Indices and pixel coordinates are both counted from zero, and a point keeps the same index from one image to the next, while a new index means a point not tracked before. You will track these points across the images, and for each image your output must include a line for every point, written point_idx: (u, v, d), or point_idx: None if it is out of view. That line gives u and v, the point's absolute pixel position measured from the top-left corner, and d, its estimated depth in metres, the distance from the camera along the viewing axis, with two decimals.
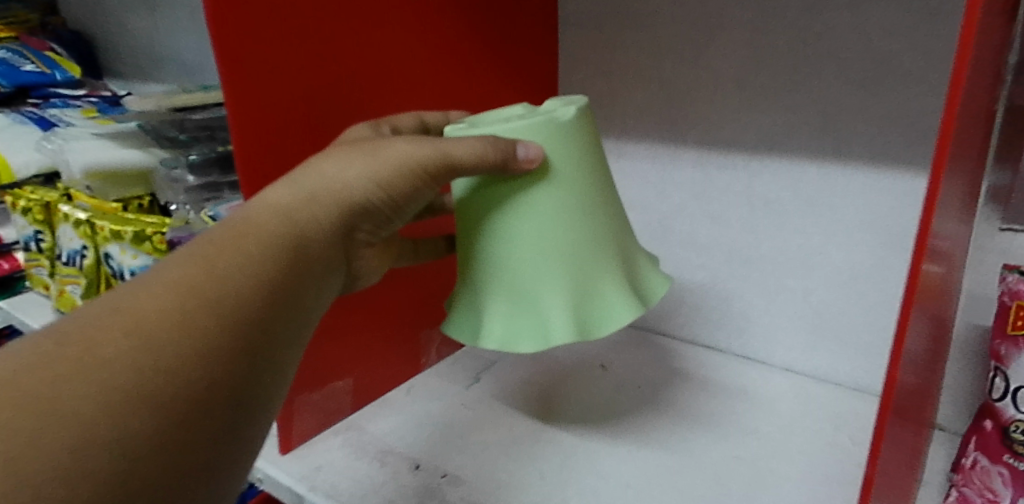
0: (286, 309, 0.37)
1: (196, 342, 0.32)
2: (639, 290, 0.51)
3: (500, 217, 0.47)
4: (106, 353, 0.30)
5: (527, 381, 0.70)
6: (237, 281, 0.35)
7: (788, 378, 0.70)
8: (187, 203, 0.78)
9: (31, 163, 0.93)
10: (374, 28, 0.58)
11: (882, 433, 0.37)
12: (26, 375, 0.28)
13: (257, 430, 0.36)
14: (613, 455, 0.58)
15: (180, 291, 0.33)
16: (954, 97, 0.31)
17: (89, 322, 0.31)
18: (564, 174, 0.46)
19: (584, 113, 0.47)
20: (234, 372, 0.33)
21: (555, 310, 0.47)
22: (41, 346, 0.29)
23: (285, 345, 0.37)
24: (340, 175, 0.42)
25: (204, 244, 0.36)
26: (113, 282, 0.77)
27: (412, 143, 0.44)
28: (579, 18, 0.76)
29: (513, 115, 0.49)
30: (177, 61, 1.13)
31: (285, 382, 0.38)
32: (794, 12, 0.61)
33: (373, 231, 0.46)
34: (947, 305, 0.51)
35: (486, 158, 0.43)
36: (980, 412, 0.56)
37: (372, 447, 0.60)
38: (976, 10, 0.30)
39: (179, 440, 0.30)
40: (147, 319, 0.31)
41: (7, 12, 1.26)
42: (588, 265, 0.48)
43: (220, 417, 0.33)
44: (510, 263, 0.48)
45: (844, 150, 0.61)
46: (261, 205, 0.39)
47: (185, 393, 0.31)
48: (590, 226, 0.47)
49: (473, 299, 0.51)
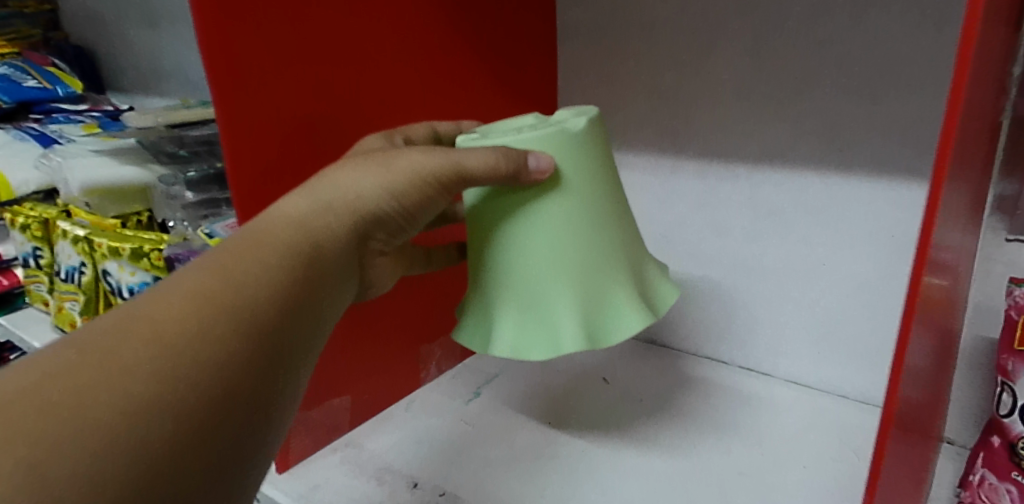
0: (301, 318, 0.37)
1: (212, 350, 0.31)
2: (649, 300, 0.51)
3: (510, 225, 0.47)
4: (125, 360, 0.29)
5: (529, 395, 0.69)
6: (254, 289, 0.34)
7: (792, 390, 0.69)
8: (185, 220, 0.78)
9: (30, 181, 0.92)
10: (372, 42, 0.57)
11: (881, 456, 0.36)
12: (41, 385, 0.27)
13: (272, 439, 0.35)
14: (614, 471, 0.57)
15: (197, 299, 0.32)
16: (953, 113, 0.30)
17: (107, 330, 0.30)
18: (574, 183, 0.45)
19: (595, 123, 0.46)
20: (250, 380, 0.33)
21: (565, 319, 0.47)
22: (62, 354, 0.29)
23: (300, 355, 0.37)
24: (355, 184, 0.42)
25: (221, 254, 0.35)
26: (112, 299, 0.77)
27: (425, 153, 0.44)
28: (578, 29, 0.75)
29: (524, 125, 0.48)
30: (178, 74, 1.13)
31: (299, 392, 0.37)
32: (795, 21, 0.60)
33: (387, 239, 0.46)
34: (953, 318, 0.50)
35: (499, 169, 0.42)
36: (988, 427, 0.55)
37: (371, 466, 0.60)
38: (975, 25, 0.29)
39: (198, 446, 0.30)
40: (164, 326, 0.31)
41: (11, 27, 1.28)
42: (599, 275, 0.47)
43: (237, 425, 0.32)
44: (520, 272, 0.47)
45: (848, 160, 0.61)
46: (276, 215, 0.39)
47: (204, 399, 0.30)
48: (600, 235, 0.46)
49: (482, 308, 0.50)
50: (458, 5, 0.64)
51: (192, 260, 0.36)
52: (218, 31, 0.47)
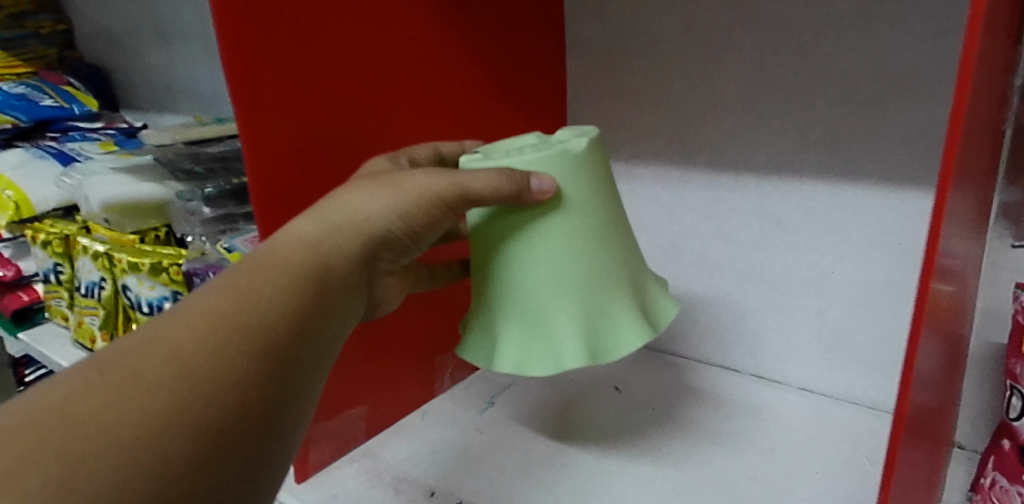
0: (311, 336, 0.38)
1: (229, 369, 0.32)
2: (650, 316, 0.52)
3: (514, 243, 0.48)
4: (147, 381, 0.30)
5: (542, 405, 0.70)
6: (266, 310, 0.35)
7: (804, 397, 0.69)
8: (204, 235, 0.80)
9: (50, 198, 0.96)
10: (385, 62, 0.59)
11: (893, 462, 0.36)
12: (67, 406, 0.28)
13: (287, 452, 0.36)
14: (628, 477, 0.58)
15: (213, 320, 0.33)
16: (955, 125, 0.31)
17: (128, 352, 0.31)
18: (577, 203, 0.46)
19: (595, 144, 0.47)
20: (263, 397, 0.34)
21: (568, 334, 0.48)
22: (87, 374, 0.30)
23: (312, 372, 0.38)
24: (363, 207, 0.43)
25: (235, 276, 0.36)
26: (131, 313, 0.79)
27: (431, 174, 0.45)
28: (588, 44, 0.77)
29: (526, 146, 0.50)
30: (192, 92, 1.14)
31: (310, 408, 0.38)
32: (800, 35, 0.61)
33: (394, 259, 0.47)
34: (961, 323, 0.51)
35: (502, 190, 0.43)
36: (999, 431, 0.55)
37: (388, 475, 0.61)
38: (977, 34, 0.30)
39: (216, 459, 0.31)
40: (182, 346, 0.32)
41: (27, 47, 1.31)
42: (599, 292, 0.48)
43: (253, 441, 0.33)
44: (523, 289, 0.48)
45: (854, 170, 0.62)
46: (287, 238, 0.40)
47: (221, 416, 0.31)
48: (602, 253, 0.47)
49: (486, 325, 0.51)
50: (469, 24, 0.66)
51: (205, 283, 0.37)
52: (240, 55, 0.48)
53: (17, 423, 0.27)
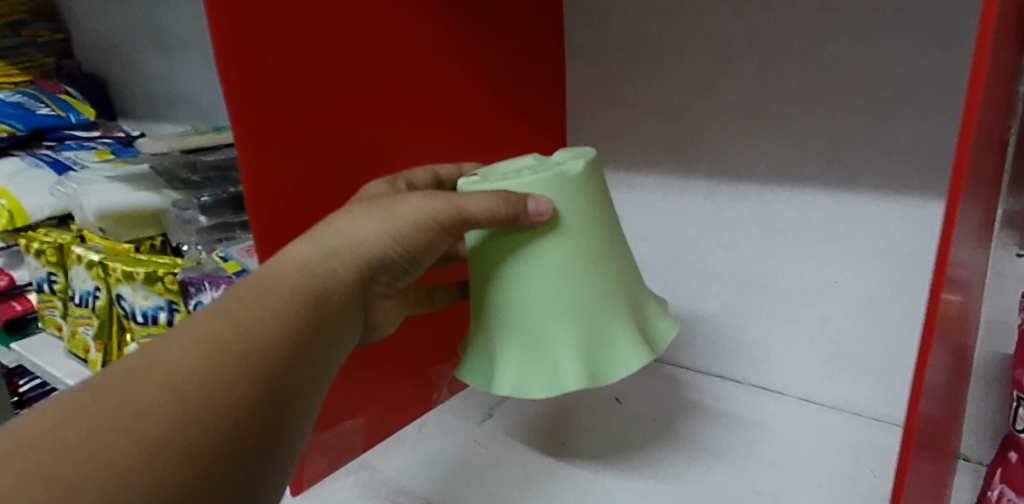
0: (305, 362, 0.37)
1: (223, 394, 0.32)
2: (649, 338, 0.51)
3: (511, 265, 0.47)
4: (140, 406, 0.29)
5: (541, 417, 0.69)
6: (262, 335, 0.35)
7: (804, 408, 0.69)
8: (199, 244, 0.80)
9: (45, 206, 0.94)
10: (385, 73, 0.58)
11: (903, 475, 0.35)
12: (59, 431, 0.27)
13: (277, 479, 0.35)
14: (627, 490, 0.57)
15: (209, 344, 0.33)
16: (967, 134, 0.31)
17: (120, 377, 0.30)
18: (575, 224, 0.45)
19: (593, 165, 0.47)
20: (256, 422, 0.33)
21: (566, 356, 0.47)
22: (77, 397, 0.29)
23: (305, 399, 0.37)
24: (359, 230, 0.42)
25: (231, 299, 0.36)
26: (125, 322, 0.78)
27: (427, 197, 0.44)
28: (588, 53, 0.76)
29: (523, 168, 0.49)
30: (190, 102, 1.14)
31: (304, 433, 0.37)
32: (804, 43, 0.61)
33: (390, 282, 0.46)
34: (967, 333, 0.50)
35: (499, 212, 0.43)
36: (1005, 442, 0.54)
37: (384, 487, 0.60)
38: (987, 44, 0.30)
39: (207, 485, 0.30)
40: (177, 371, 0.31)
41: (25, 57, 1.31)
42: (598, 312, 0.47)
43: (244, 467, 0.32)
44: (519, 312, 0.48)
45: (856, 179, 0.61)
46: (283, 261, 0.39)
47: (214, 441, 0.30)
48: (600, 276, 0.47)
49: (483, 347, 0.51)
50: (468, 34, 0.65)
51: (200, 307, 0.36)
52: (237, 61, 0.48)
53: (9, 446, 0.26)
